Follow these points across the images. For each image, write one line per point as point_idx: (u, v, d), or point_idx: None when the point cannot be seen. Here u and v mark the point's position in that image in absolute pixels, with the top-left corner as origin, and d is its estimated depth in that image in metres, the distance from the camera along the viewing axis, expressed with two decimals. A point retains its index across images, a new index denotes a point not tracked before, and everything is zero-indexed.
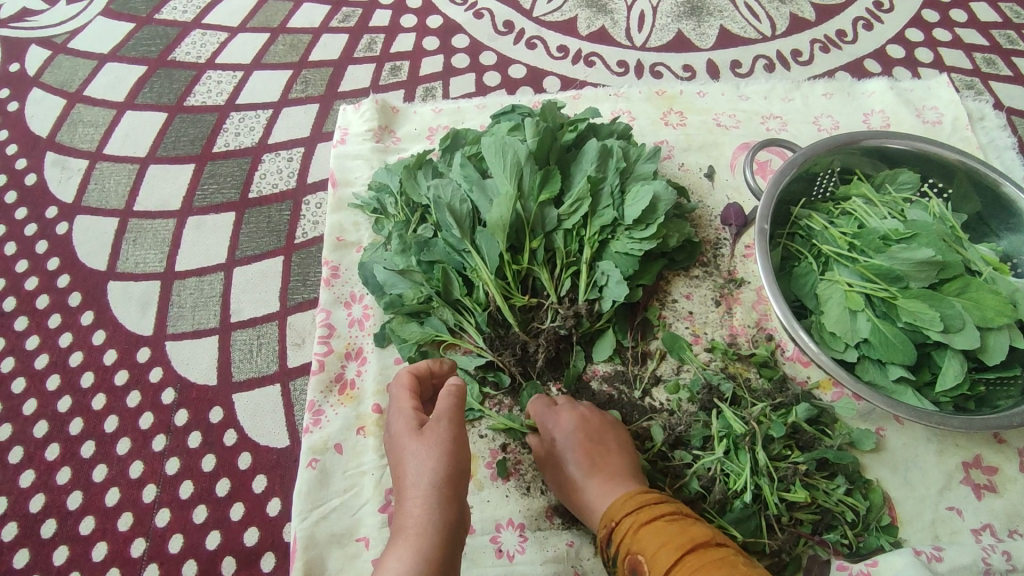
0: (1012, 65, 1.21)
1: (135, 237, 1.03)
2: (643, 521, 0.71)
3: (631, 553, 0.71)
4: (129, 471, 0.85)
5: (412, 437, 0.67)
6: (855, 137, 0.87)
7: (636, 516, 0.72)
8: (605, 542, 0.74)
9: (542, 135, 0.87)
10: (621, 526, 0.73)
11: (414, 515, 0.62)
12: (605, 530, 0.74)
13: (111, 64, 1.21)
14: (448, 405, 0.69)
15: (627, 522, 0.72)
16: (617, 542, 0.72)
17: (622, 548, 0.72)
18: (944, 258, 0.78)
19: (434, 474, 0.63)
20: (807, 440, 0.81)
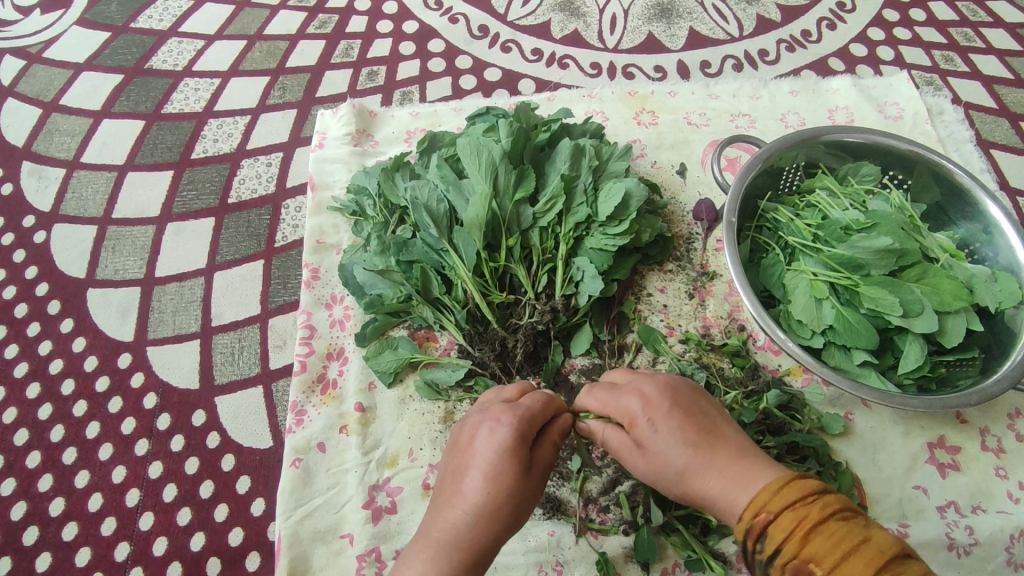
0: (969, 61, 1.26)
1: (114, 244, 1.03)
2: (809, 524, 0.50)
3: (800, 558, 0.50)
4: (111, 476, 0.85)
5: (506, 451, 0.62)
6: (818, 131, 0.90)
7: (798, 513, 0.51)
8: (756, 545, 0.53)
9: (516, 135, 0.90)
10: (774, 527, 0.52)
11: (458, 519, 0.60)
12: (757, 524, 0.53)
13: (86, 73, 1.22)
14: (547, 459, 0.67)
15: (783, 524, 0.51)
16: (777, 545, 0.51)
17: (783, 554, 0.51)
18: (902, 247, 0.82)
19: (506, 499, 0.60)
20: (778, 424, 0.84)
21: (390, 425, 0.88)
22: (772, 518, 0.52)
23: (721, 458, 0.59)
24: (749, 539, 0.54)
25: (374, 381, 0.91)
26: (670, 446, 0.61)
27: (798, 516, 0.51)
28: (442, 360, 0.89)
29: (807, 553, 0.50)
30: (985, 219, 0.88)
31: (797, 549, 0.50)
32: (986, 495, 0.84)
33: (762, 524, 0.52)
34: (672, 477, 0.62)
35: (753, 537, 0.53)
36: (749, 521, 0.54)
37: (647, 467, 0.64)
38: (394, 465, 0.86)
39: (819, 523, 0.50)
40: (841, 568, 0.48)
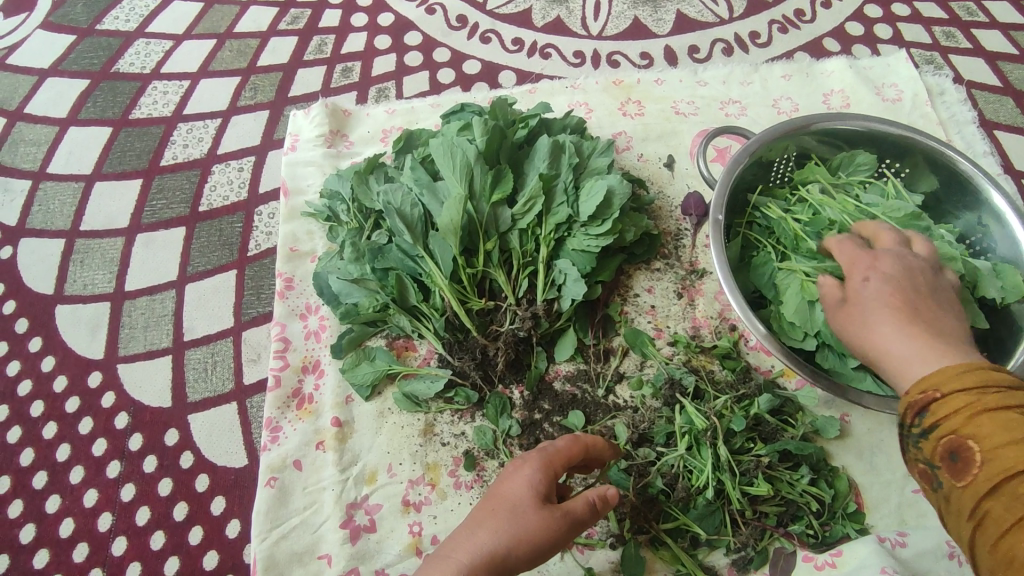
0: (971, 37, 1.20)
1: (83, 258, 1.00)
2: (975, 408, 0.53)
3: (960, 434, 0.53)
4: (82, 500, 0.83)
5: (528, 506, 0.61)
6: (808, 120, 0.86)
7: (967, 396, 0.53)
8: (914, 420, 0.57)
9: (491, 133, 0.85)
10: (940, 405, 0.55)
11: (463, 558, 0.58)
12: (920, 400, 0.57)
13: (51, 79, 1.17)
14: (579, 510, 0.63)
15: (955, 402, 0.54)
16: (940, 419, 0.55)
17: (945, 426, 0.54)
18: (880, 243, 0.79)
19: (513, 550, 0.59)
20: (769, 431, 0.80)
21: (368, 440, 0.85)
22: (937, 398, 0.55)
23: (932, 318, 0.63)
24: (908, 412, 0.58)
25: (351, 395, 0.88)
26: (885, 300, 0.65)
27: (982, 382, 0.54)
28: (420, 372, 0.86)
29: (971, 428, 0.52)
30: (986, 209, 0.83)
31: (962, 417, 0.53)
32: None
33: (926, 400, 0.56)
34: (899, 322, 0.63)
35: (913, 411, 0.57)
36: (913, 397, 0.57)
37: (866, 271, 0.68)
38: (373, 482, 0.83)
39: (986, 409, 0.52)
40: (999, 447, 0.50)
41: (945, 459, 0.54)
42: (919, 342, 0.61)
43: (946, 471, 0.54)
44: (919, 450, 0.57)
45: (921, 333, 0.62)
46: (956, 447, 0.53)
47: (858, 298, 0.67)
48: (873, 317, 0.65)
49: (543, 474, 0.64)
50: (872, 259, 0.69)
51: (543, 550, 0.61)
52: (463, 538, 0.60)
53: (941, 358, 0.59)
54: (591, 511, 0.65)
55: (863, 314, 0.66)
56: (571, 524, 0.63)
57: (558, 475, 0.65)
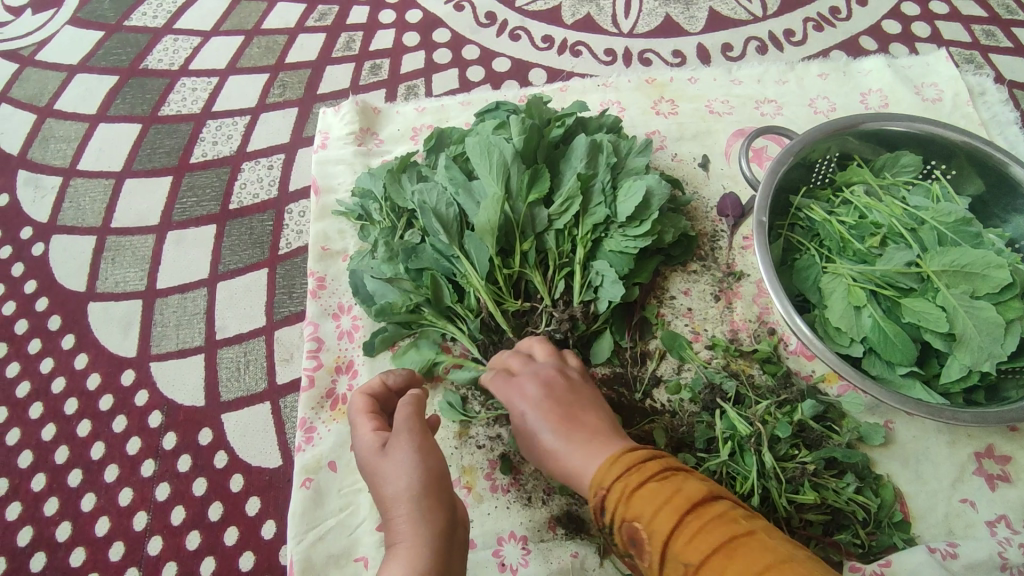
0: (1012, 36, 1.17)
1: (114, 255, 0.99)
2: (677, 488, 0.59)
3: (627, 517, 0.60)
4: (117, 499, 0.83)
5: (387, 456, 0.61)
6: (852, 120, 0.84)
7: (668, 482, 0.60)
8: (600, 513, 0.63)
9: (528, 132, 0.84)
10: (609, 498, 0.62)
11: (402, 528, 0.56)
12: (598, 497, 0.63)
13: (81, 76, 1.17)
14: (406, 413, 0.64)
15: (658, 486, 0.60)
16: (610, 506, 0.61)
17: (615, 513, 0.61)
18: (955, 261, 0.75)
19: (418, 476, 0.59)
20: (814, 438, 0.78)
21: None
22: (618, 478, 0.62)
23: (580, 420, 0.69)
24: (598, 505, 0.63)
25: None
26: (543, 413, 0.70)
27: (629, 467, 0.63)
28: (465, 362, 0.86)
29: (676, 506, 0.58)
30: None
31: (623, 497, 0.61)
32: None
33: (602, 496, 0.62)
34: (541, 425, 0.70)
35: (599, 505, 0.63)
36: (631, 489, 0.61)
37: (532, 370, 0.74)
38: None
39: (637, 487, 0.60)
40: (701, 517, 0.57)
41: (666, 543, 0.57)
42: (597, 452, 0.66)
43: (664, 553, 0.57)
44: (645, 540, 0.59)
45: (572, 432, 0.68)
46: (671, 527, 0.57)
47: (550, 428, 0.69)
48: (562, 423, 0.69)
49: (370, 433, 0.64)
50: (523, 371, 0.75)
51: (429, 449, 0.61)
52: (388, 519, 0.58)
53: (594, 461, 0.65)
54: (417, 405, 0.66)
55: (530, 427, 0.71)
56: (415, 423, 0.63)
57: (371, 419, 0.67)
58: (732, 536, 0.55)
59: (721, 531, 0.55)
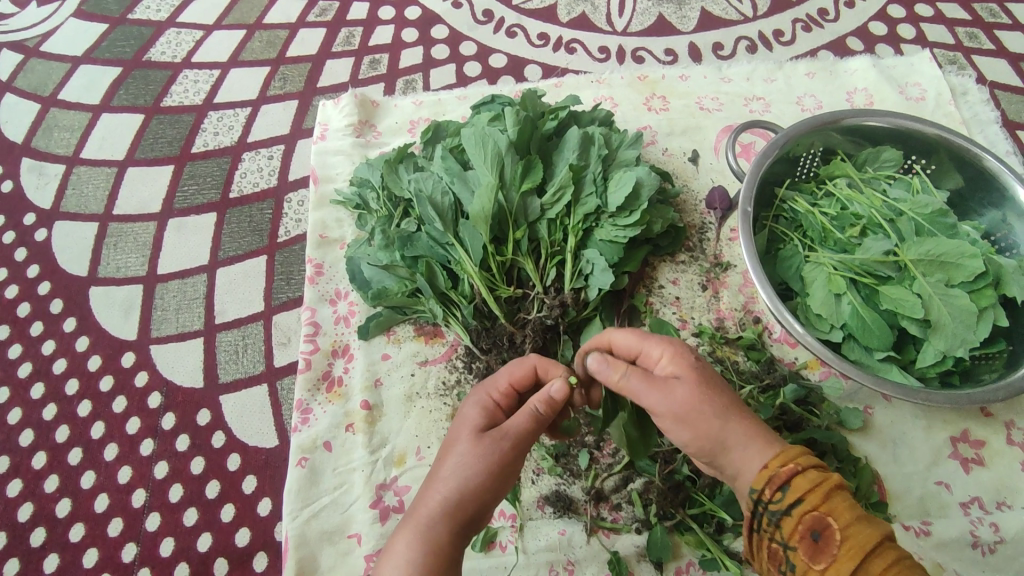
0: (994, 38, 1.21)
1: (115, 241, 1.02)
2: (829, 484, 0.54)
3: (820, 509, 0.53)
4: (117, 476, 0.85)
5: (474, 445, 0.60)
6: (835, 115, 0.87)
7: (819, 474, 0.54)
8: (774, 495, 0.55)
9: (522, 124, 0.87)
10: (799, 483, 0.54)
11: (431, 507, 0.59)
12: (783, 472, 0.55)
13: (85, 67, 1.19)
14: (517, 427, 0.61)
15: (808, 476, 0.54)
16: (801, 494, 0.54)
17: (805, 504, 0.53)
18: (942, 253, 0.77)
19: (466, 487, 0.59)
20: (795, 419, 0.82)
21: (397, 423, 0.87)
22: (796, 470, 0.54)
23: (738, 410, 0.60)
24: (768, 488, 0.55)
25: (380, 378, 0.89)
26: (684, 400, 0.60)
27: (816, 462, 0.55)
28: (466, 335, 0.89)
29: (827, 507, 0.53)
30: (1012, 205, 0.84)
31: (820, 490, 0.53)
32: (1011, 491, 0.81)
33: (787, 473, 0.55)
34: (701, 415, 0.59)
35: (773, 485, 0.55)
36: (775, 470, 0.55)
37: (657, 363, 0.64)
38: (401, 464, 0.84)
39: (837, 485, 0.54)
40: (857, 524, 0.52)
41: (806, 537, 0.53)
42: (722, 415, 0.59)
43: (805, 551, 0.53)
44: (778, 528, 0.55)
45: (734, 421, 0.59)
46: (819, 524, 0.53)
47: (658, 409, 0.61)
48: (669, 394, 0.60)
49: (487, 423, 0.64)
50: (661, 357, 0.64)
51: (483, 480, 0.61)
52: (428, 487, 0.61)
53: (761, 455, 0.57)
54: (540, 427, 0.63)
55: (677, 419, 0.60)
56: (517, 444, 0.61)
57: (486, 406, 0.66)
58: (887, 556, 0.50)
59: (876, 549, 0.50)
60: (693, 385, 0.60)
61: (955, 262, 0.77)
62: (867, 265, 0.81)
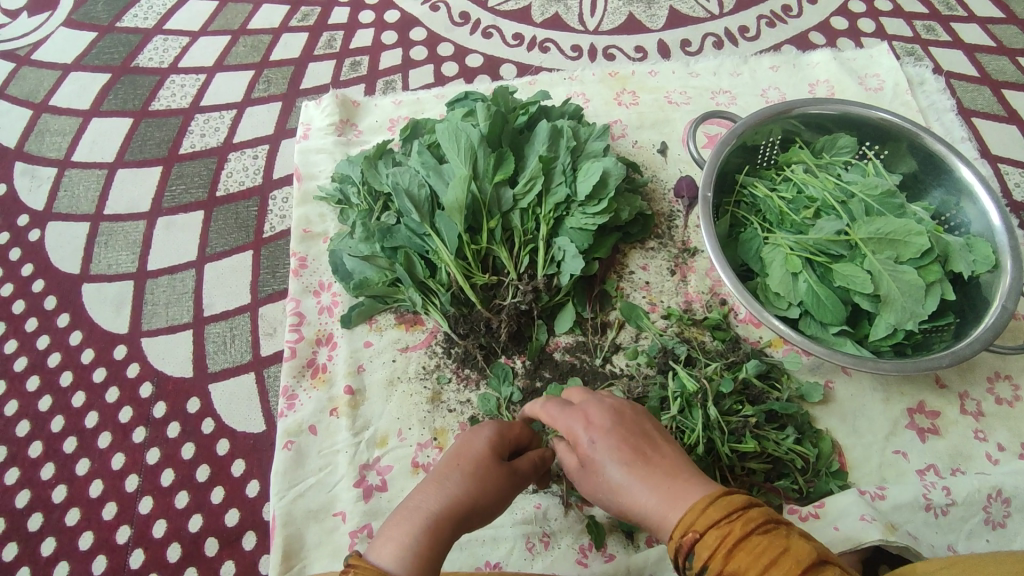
0: (950, 30, 1.26)
1: (107, 240, 1.05)
2: (729, 545, 0.50)
3: (727, 573, 0.50)
4: (110, 463, 0.88)
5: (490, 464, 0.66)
6: (791, 105, 0.91)
7: (718, 536, 0.51)
8: (686, 563, 0.53)
9: (493, 118, 0.90)
10: (702, 548, 0.51)
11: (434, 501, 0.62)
12: (685, 541, 0.52)
13: (75, 73, 1.23)
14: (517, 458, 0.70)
15: (708, 542, 0.51)
16: (705, 561, 0.51)
17: (712, 570, 0.50)
18: (891, 232, 0.82)
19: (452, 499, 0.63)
20: (756, 393, 0.85)
21: (379, 407, 0.91)
22: (698, 536, 0.52)
23: (655, 460, 0.60)
24: (678, 557, 0.53)
25: (363, 364, 0.93)
26: (605, 450, 0.61)
27: (721, 514, 0.52)
28: (446, 321, 0.93)
29: (734, 567, 0.49)
30: (958, 187, 0.89)
31: (723, 551, 0.50)
32: (964, 458, 0.86)
33: (689, 542, 0.52)
34: (620, 462, 0.60)
35: (681, 555, 0.53)
36: (678, 540, 0.53)
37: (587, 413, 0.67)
38: (384, 445, 0.88)
39: (743, 538, 0.50)
40: None
41: None
42: (633, 467, 0.59)
43: None
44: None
45: (649, 472, 0.58)
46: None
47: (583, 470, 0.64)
48: (587, 443, 0.63)
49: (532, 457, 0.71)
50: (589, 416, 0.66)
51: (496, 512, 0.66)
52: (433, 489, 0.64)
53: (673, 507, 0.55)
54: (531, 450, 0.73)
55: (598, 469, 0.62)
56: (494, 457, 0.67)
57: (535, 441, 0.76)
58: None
59: None
60: (606, 438, 0.62)
61: (903, 238, 0.81)
62: (821, 245, 0.86)
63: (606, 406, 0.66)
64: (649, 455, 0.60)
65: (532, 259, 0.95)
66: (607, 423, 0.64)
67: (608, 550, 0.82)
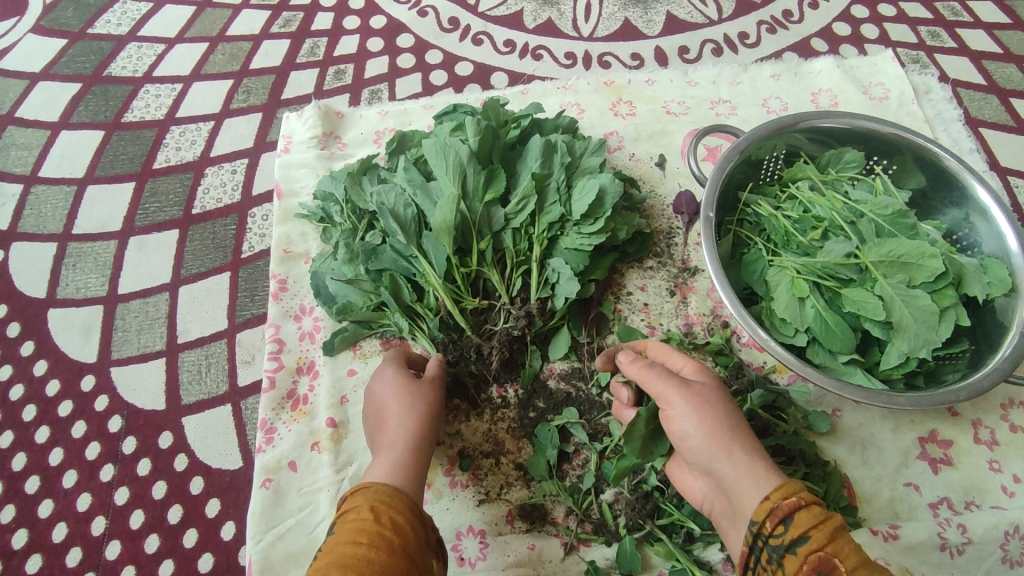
0: (956, 36, 1.22)
1: (75, 262, 0.99)
2: (832, 526, 0.54)
3: (826, 551, 0.53)
4: (76, 504, 0.83)
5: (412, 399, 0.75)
6: (796, 118, 0.86)
7: (822, 514, 0.55)
8: (778, 530, 0.55)
9: (483, 133, 0.85)
10: (802, 518, 0.55)
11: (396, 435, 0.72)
12: (786, 506, 0.56)
13: (43, 83, 1.17)
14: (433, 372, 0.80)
15: (814, 512, 0.55)
16: (807, 532, 0.54)
17: (811, 542, 0.54)
18: (903, 255, 0.78)
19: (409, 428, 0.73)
20: (761, 426, 0.80)
21: (364, 440, 0.85)
22: (802, 506, 0.56)
23: (739, 435, 0.62)
24: (771, 521, 0.56)
25: (346, 395, 0.88)
26: (696, 413, 0.63)
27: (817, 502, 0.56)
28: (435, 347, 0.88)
29: (833, 548, 0.53)
30: (971, 205, 0.85)
31: (825, 529, 0.54)
32: (979, 491, 0.81)
33: (791, 508, 0.55)
34: (701, 425, 0.62)
35: (776, 518, 0.56)
36: (777, 502, 0.56)
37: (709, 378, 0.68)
38: None
39: (840, 527, 0.55)
40: (860, 569, 0.52)
41: None
42: (714, 432, 0.62)
43: None
44: (780, 566, 0.55)
45: (735, 446, 0.61)
46: (823, 566, 0.52)
47: (670, 398, 0.65)
48: (671, 400, 0.65)
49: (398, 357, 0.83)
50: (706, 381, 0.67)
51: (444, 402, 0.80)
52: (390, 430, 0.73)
53: (756, 490, 0.58)
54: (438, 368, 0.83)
55: (680, 426, 0.64)
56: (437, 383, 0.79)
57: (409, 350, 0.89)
58: None
59: None
60: (695, 403, 0.63)
61: (914, 262, 0.77)
62: (828, 267, 0.81)
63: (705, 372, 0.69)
64: (736, 428, 0.62)
65: (525, 281, 0.90)
66: (705, 385, 0.66)
67: None
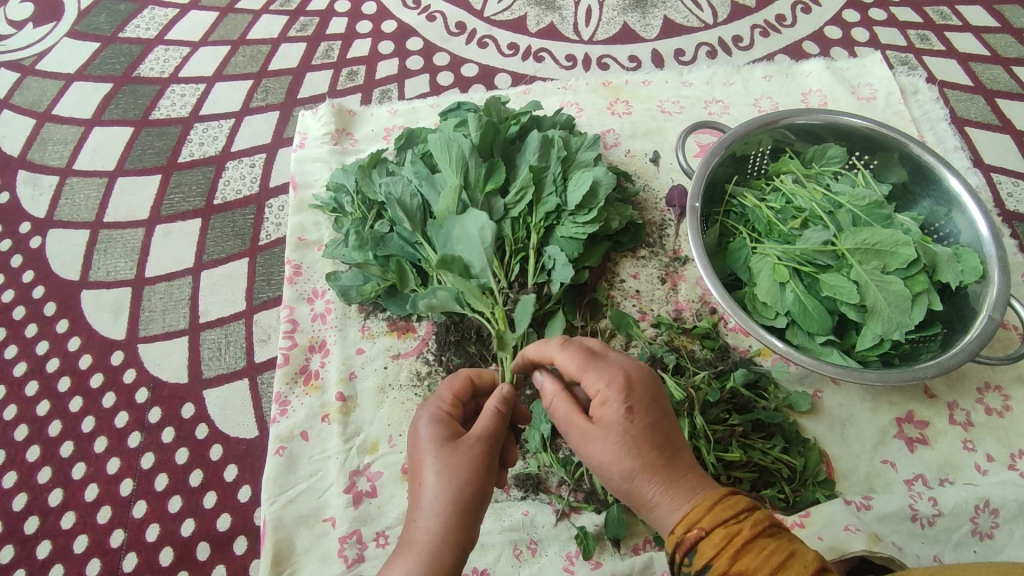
0: (945, 39, 1.26)
1: (106, 247, 1.07)
2: (735, 545, 0.56)
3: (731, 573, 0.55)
4: (106, 467, 0.90)
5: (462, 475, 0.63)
6: (780, 115, 0.92)
7: (724, 536, 0.57)
8: (687, 560, 0.58)
9: (485, 129, 0.91)
10: (705, 547, 0.57)
11: (425, 530, 0.61)
12: (689, 539, 0.58)
13: (77, 83, 1.26)
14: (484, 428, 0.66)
15: (713, 541, 0.57)
16: (709, 560, 0.56)
17: (714, 568, 0.56)
18: (877, 242, 0.82)
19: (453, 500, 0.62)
20: (744, 402, 0.86)
21: (370, 413, 0.92)
22: (703, 534, 0.57)
23: (651, 476, 0.61)
24: (679, 553, 0.59)
25: (355, 372, 0.94)
26: (606, 460, 0.62)
27: (727, 515, 0.58)
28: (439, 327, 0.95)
29: (738, 567, 0.55)
30: (947, 198, 0.89)
31: (728, 553, 0.56)
32: (953, 468, 0.86)
33: (694, 539, 0.58)
34: (612, 472, 0.63)
35: (682, 550, 0.58)
36: (680, 536, 0.59)
37: (618, 411, 0.62)
38: (374, 451, 0.89)
39: (749, 541, 0.56)
40: None
41: None
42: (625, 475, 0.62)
43: None
44: None
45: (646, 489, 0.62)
46: None
47: (583, 446, 0.64)
48: (588, 442, 0.64)
49: (434, 421, 0.68)
50: (612, 420, 0.62)
51: (491, 466, 0.66)
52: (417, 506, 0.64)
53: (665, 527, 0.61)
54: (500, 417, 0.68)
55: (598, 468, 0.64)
56: (487, 443, 0.66)
57: (473, 380, 0.74)
58: None
59: None
60: (605, 451, 0.62)
61: (891, 249, 0.82)
62: (807, 254, 0.86)
63: (611, 399, 0.62)
64: (649, 467, 0.61)
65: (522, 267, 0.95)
66: (610, 429, 0.62)
67: (596, 557, 0.83)
